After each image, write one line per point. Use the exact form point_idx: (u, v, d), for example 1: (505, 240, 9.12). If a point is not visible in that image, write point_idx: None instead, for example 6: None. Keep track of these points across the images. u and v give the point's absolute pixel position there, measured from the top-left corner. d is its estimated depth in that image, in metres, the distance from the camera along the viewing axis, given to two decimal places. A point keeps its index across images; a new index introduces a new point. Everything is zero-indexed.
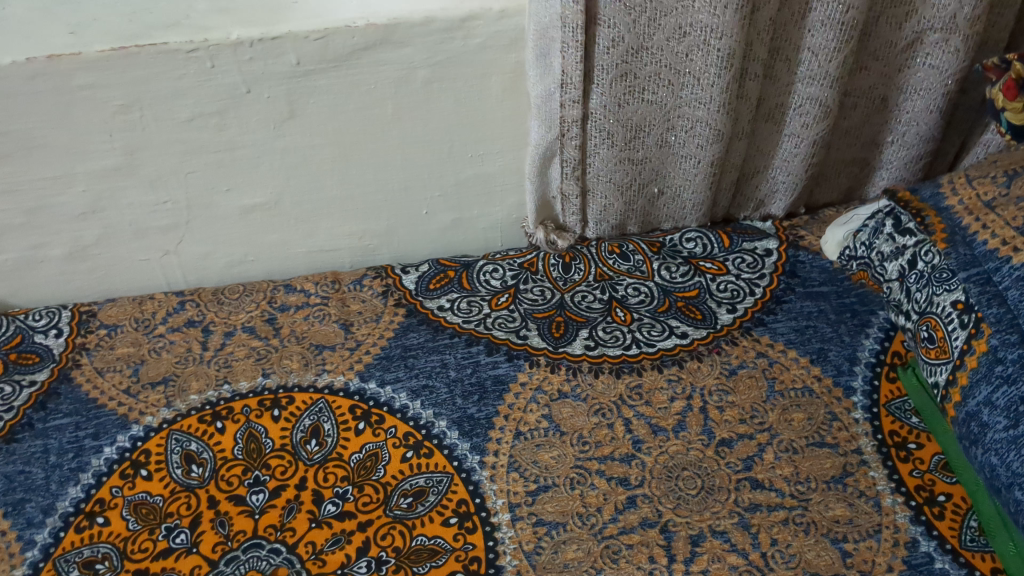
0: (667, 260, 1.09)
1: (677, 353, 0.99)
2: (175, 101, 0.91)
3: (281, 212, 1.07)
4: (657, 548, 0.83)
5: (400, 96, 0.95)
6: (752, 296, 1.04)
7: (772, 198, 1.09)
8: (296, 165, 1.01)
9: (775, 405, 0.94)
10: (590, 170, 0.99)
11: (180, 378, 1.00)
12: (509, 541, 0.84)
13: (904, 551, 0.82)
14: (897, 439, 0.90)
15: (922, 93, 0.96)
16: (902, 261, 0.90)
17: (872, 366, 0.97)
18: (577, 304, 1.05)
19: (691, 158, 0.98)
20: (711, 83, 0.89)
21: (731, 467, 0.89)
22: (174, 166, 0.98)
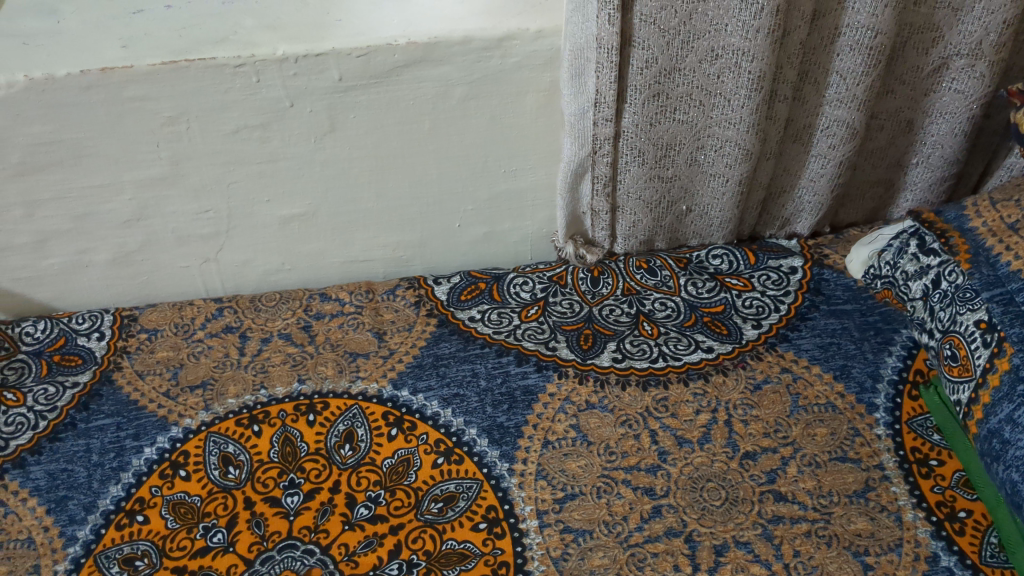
0: (693, 276, 1.11)
1: (703, 367, 1.01)
2: (221, 114, 0.94)
3: (318, 223, 1.10)
4: (682, 556, 0.85)
5: (437, 112, 0.98)
6: (776, 312, 1.06)
7: (797, 217, 1.12)
8: (334, 177, 1.04)
9: (798, 420, 0.96)
10: (621, 187, 1.01)
11: (219, 382, 1.03)
12: (537, 547, 0.86)
13: (925, 565, 0.83)
14: (919, 455, 0.92)
15: (947, 117, 0.98)
16: (926, 280, 0.92)
17: (895, 383, 0.98)
18: (604, 318, 1.07)
19: (720, 177, 1.01)
20: (741, 104, 0.91)
21: (755, 479, 0.91)
22: (217, 177, 1.01)
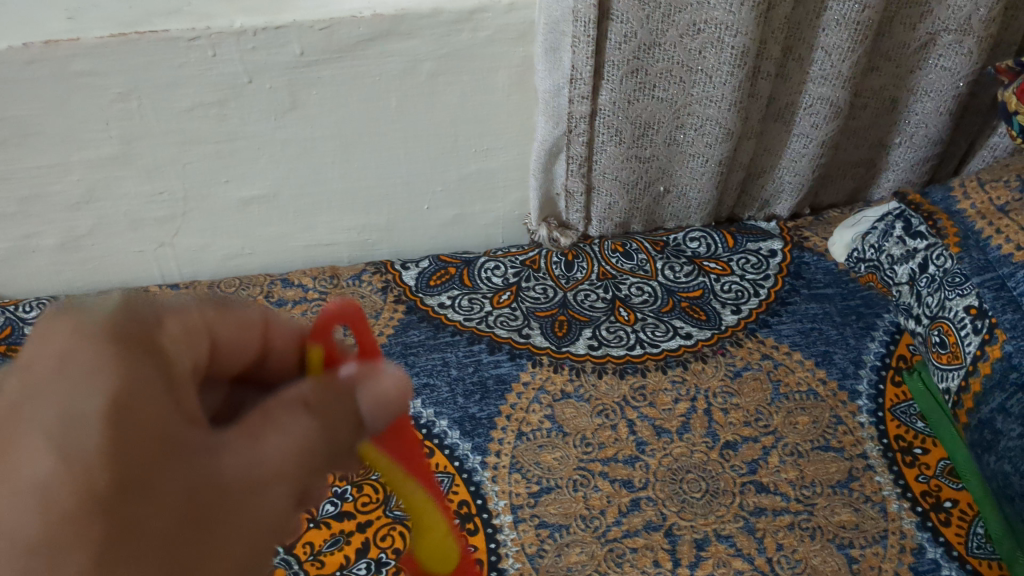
0: (670, 259, 1.08)
1: (682, 355, 0.98)
2: (175, 90, 0.88)
3: (280, 205, 1.05)
4: (662, 551, 0.82)
5: (404, 89, 0.93)
6: (756, 297, 1.03)
7: (777, 198, 1.08)
8: (296, 156, 0.99)
9: (780, 408, 0.93)
10: (597, 167, 0.97)
11: None
12: (511, 544, 0.83)
13: (911, 558, 0.81)
14: (903, 444, 0.90)
15: (933, 96, 0.95)
16: (913, 264, 0.89)
17: (877, 369, 0.96)
18: (579, 303, 1.03)
19: (700, 156, 0.97)
20: (723, 81, 0.88)
21: (736, 470, 0.88)
22: (172, 156, 0.96)
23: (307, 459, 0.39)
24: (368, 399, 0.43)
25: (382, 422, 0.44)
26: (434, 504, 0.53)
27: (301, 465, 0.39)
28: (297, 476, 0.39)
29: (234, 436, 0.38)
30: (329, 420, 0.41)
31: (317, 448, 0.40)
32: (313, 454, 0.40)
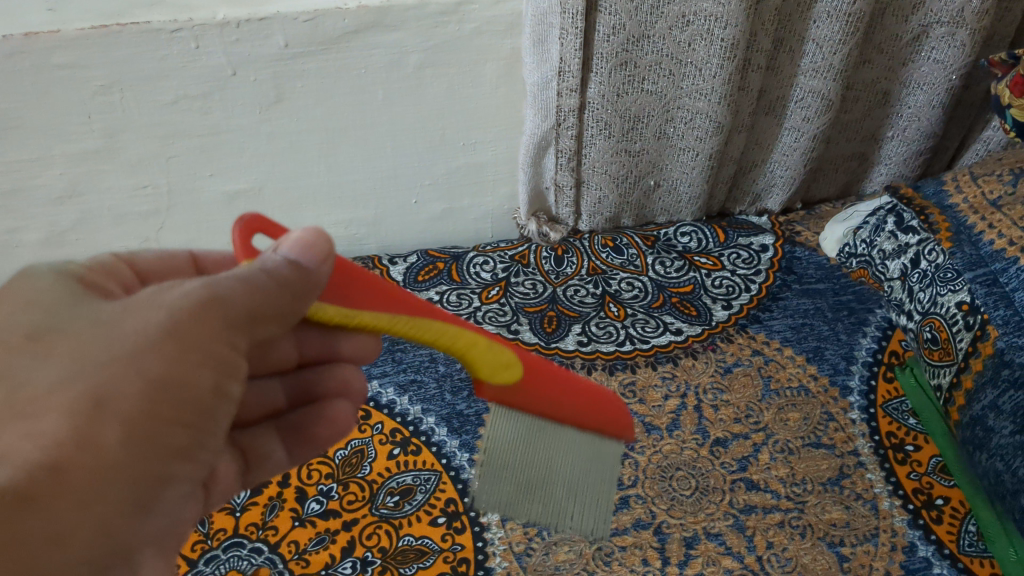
0: (661, 254, 1.07)
1: (672, 350, 0.97)
2: (158, 82, 0.87)
3: (266, 200, 1.03)
4: (651, 550, 0.81)
5: (391, 81, 0.92)
6: (747, 292, 1.02)
7: (769, 192, 1.07)
8: (282, 150, 0.97)
9: (770, 404, 0.92)
10: (586, 161, 0.96)
11: None
12: (499, 543, 0.83)
13: (902, 556, 0.80)
14: (895, 440, 0.89)
15: (925, 89, 0.93)
16: (904, 259, 0.88)
17: (869, 365, 0.95)
18: (569, 299, 1.02)
19: (690, 150, 0.96)
20: (713, 74, 0.86)
21: (726, 467, 0.87)
22: (156, 150, 0.94)
23: (235, 308, 0.46)
24: (284, 245, 0.47)
25: (316, 258, 0.47)
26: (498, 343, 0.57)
27: (225, 296, 0.45)
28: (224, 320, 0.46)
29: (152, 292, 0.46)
30: (255, 262, 0.47)
31: (252, 286, 0.46)
32: (235, 286, 0.46)
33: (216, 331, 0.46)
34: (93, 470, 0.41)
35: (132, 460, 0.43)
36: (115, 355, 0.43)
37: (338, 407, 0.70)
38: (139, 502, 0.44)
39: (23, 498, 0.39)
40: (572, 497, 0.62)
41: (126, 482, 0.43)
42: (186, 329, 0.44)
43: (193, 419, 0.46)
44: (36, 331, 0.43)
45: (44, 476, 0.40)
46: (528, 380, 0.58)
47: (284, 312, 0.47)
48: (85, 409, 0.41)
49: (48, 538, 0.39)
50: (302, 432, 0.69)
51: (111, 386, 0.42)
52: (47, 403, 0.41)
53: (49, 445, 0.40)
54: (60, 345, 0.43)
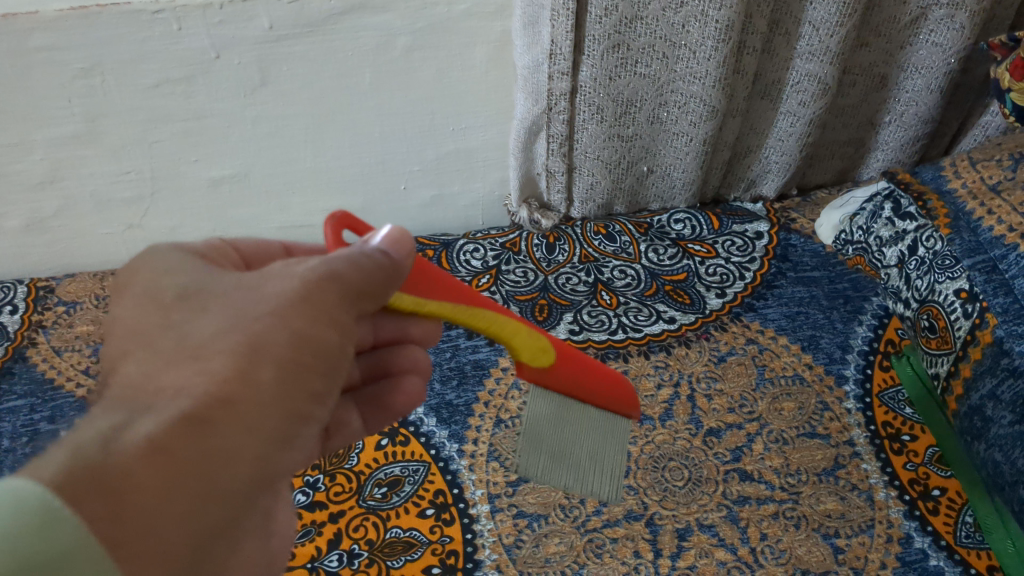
0: (654, 241, 1.05)
1: (665, 339, 0.95)
2: (140, 65, 0.85)
3: (251, 185, 1.01)
4: (642, 541, 0.80)
5: (378, 65, 0.90)
6: (741, 280, 1.00)
7: (763, 178, 1.05)
8: (268, 135, 0.96)
9: (764, 393, 0.91)
10: (578, 147, 0.94)
11: None
12: (488, 534, 0.81)
13: (898, 547, 0.79)
14: (891, 430, 0.88)
15: (923, 72, 0.92)
16: (902, 246, 0.86)
17: (865, 354, 0.94)
18: (561, 287, 1.00)
19: (684, 135, 0.94)
20: (707, 57, 0.84)
21: (720, 458, 0.86)
22: (138, 135, 0.92)
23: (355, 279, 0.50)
24: (382, 241, 0.52)
25: (401, 252, 0.52)
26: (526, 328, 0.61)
27: (339, 272, 0.49)
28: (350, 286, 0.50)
29: (279, 267, 0.51)
30: (355, 253, 0.50)
31: (361, 267, 0.50)
32: (348, 266, 0.50)
33: (333, 302, 0.50)
34: (253, 403, 0.46)
35: (281, 400, 0.48)
36: (262, 311, 0.48)
37: (410, 381, 0.72)
38: (285, 438, 0.49)
39: (203, 424, 0.43)
40: (598, 467, 0.65)
41: (275, 418, 0.48)
42: (318, 294, 0.49)
43: (325, 370, 0.51)
44: (185, 293, 0.50)
45: (219, 405, 0.44)
46: (560, 363, 0.64)
47: (377, 294, 0.51)
48: (244, 353, 0.46)
49: (224, 459, 0.44)
50: (377, 401, 0.72)
51: (263, 335, 0.47)
52: (211, 349, 0.46)
53: (217, 381, 0.45)
54: (211, 305, 0.49)
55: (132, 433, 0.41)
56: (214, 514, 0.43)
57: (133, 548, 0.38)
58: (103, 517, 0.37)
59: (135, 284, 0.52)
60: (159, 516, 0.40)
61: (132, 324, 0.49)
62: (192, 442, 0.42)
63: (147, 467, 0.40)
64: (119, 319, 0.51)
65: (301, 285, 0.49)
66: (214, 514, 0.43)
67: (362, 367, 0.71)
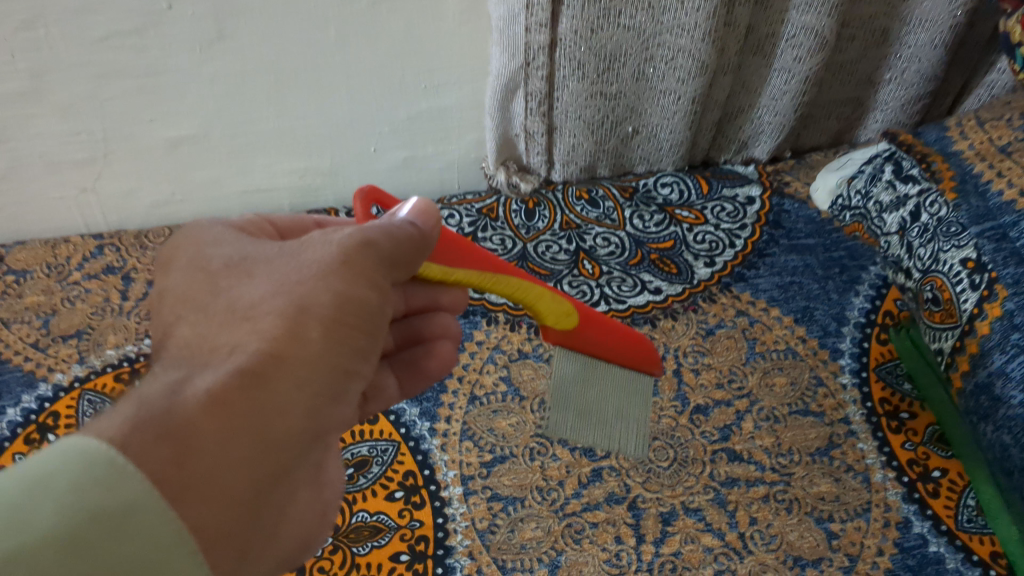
0: (640, 207, 0.99)
1: (650, 312, 0.90)
2: (86, 16, 0.76)
3: (211, 146, 0.93)
4: (624, 527, 0.76)
5: (346, 16, 0.81)
6: (732, 248, 0.95)
7: (756, 140, 0.99)
8: (229, 93, 0.87)
9: (755, 368, 0.86)
10: (558, 105, 0.88)
11: (96, 331, 0.90)
12: (461, 518, 0.77)
13: (895, 532, 0.75)
14: (888, 408, 0.83)
15: (927, 26, 0.86)
16: (903, 212, 0.81)
17: (861, 327, 0.88)
18: (540, 255, 0.95)
19: (671, 93, 0.88)
20: (696, 7, 0.78)
21: (707, 437, 0.81)
22: (89, 92, 0.84)
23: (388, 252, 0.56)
24: (409, 215, 0.58)
25: (426, 226, 0.58)
26: (551, 293, 0.67)
27: (376, 239, 0.55)
28: (385, 254, 0.56)
29: (319, 234, 0.57)
30: (388, 225, 0.57)
31: (394, 235, 0.56)
32: (383, 235, 0.56)
33: (370, 266, 0.56)
34: (301, 361, 0.52)
35: (327, 358, 0.54)
36: (304, 276, 0.54)
37: (442, 346, 0.73)
38: (331, 393, 0.54)
39: (253, 380, 0.49)
40: (625, 424, 0.74)
41: (323, 371, 0.53)
42: (356, 258, 0.55)
43: (368, 328, 0.57)
44: (233, 262, 0.55)
45: (266, 364, 0.50)
46: (586, 325, 0.70)
47: (403, 262, 0.58)
48: (290, 313, 0.52)
49: (270, 412, 0.49)
50: (412, 366, 0.73)
51: (308, 297, 0.53)
52: (261, 310, 0.52)
53: (268, 339, 0.51)
54: (256, 272, 0.55)
55: (190, 391, 0.46)
56: (263, 463, 0.48)
57: (193, 491, 0.43)
58: (161, 465, 0.41)
59: (184, 259, 0.56)
60: (213, 463, 0.44)
61: (185, 292, 0.54)
62: (247, 394, 0.48)
63: (196, 423, 0.44)
64: (170, 291, 0.55)
65: (340, 250, 0.55)
66: (262, 463, 0.48)
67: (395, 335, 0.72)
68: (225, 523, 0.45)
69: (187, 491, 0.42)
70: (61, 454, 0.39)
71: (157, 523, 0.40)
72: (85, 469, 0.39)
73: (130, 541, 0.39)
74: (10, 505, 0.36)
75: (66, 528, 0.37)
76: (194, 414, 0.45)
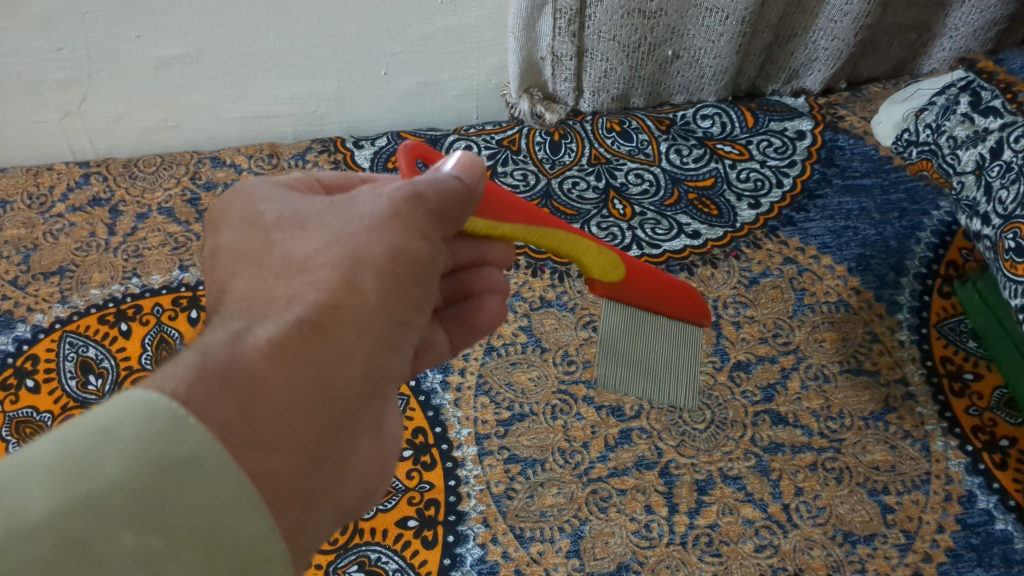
0: (677, 140, 0.90)
1: (686, 257, 0.82)
2: None
3: (205, 66, 0.83)
4: (655, 495, 0.69)
5: None
6: (779, 188, 0.86)
7: (808, 68, 0.89)
8: (223, 6, 0.77)
9: (803, 322, 0.78)
10: (590, 25, 0.79)
11: (80, 269, 0.83)
12: (474, 482, 0.70)
13: (958, 508, 0.67)
14: (951, 368, 0.75)
15: None
16: (982, 149, 0.72)
17: (922, 278, 0.80)
18: (566, 193, 0.87)
19: (718, 11, 0.78)
20: None
21: (748, 397, 0.73)
22: (67, 4, 0.74)
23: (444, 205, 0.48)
24: (456, 165, 0.48)
25: (475, 178, 0.49)
26: (597, 248, 0.59)
27: (422, 193, 0.46)
28: (443, 205, 0.47)
29: (367, 187, 0.49)
30: (436, 177, 0.47)
31: (443, 190, 0.47)
32: (430, 188, 0.47)
33: (419, 222, 0.47)
34: (367, 305, 0.45)
35: (393, 302, 0.47)
36: (357, 228, 0.46)
37: (492, 301, 0.64)
38: (397, 342, 0.48)
39: (318, 327, 0.43)
40: (675, 381, 0.67)
41: (390, 318, 0.47)
42: (406, 213, 0.47)
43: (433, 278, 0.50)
44: (285, 215, 0.48)
45: (330, 309, 0.44)
46: (632, 280, 0.63)
47: (458, 216, 0.49)
48: (346, 265, 0.45)
49: (336, 359, 0.43)
50: (461, 320, 0.64)
51: (362, 249, 0.45)
52: (316, 262, 0.45)
53: (325, 289, 0.44)
54: (310, 224, 0.47)
55: (252, 338, 0.41)
56: (329, 414, 0.43)
57: (256, 442, 0.38)
58: (219, 421, 0.37)
59: (231, 215, 0.50)
60: (276, 416, 0.40)
61: (235, 250, 0.48)
62: (312, 340, 0.43)
63: (254, 374, 0.40)
64: (220, 248, 0.49)
65: (389, 203, 0.46)
66: (329, 413, 0.43)
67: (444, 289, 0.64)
68: (293, 479, 0.40)
69: (249, 449, 0.38)
70: (124, 404, 0.35)
71: (223, 480, 0.36)
72: (147, 420, 0.35)
73: (194, 490, 0.35)
74: (72, 455, 0.33)
75: (129, 477, 0.33)
76: (251, 365, 0.40)
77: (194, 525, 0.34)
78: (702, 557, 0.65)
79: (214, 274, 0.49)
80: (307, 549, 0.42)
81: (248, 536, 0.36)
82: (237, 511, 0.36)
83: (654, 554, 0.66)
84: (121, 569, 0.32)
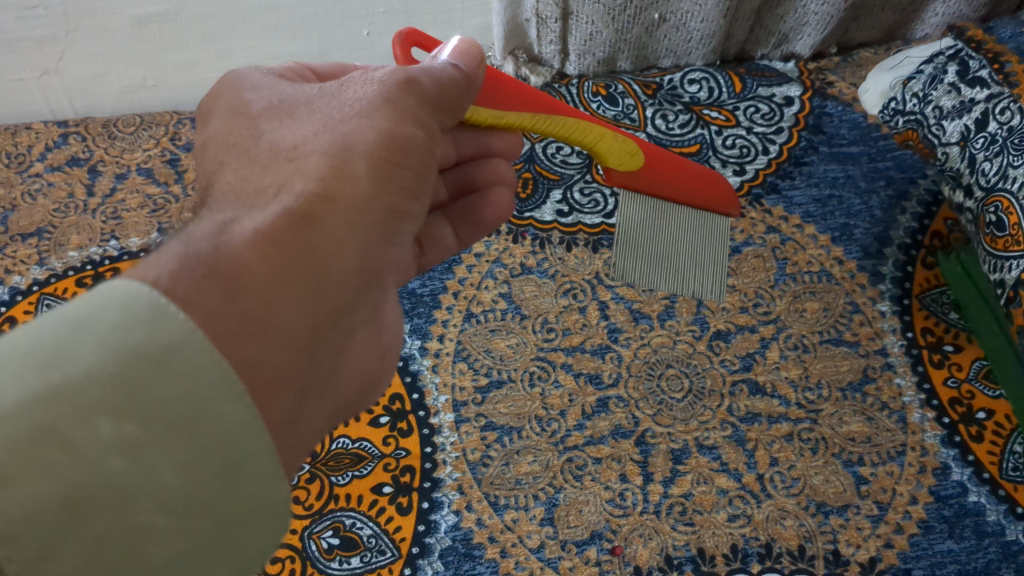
0: (663, 105, 0.89)
1: None
2: None
3: (183, 25, 0.81)
4: (631, 464, 0.69)
5: None
6: (765, 155, 0.85)
7: (798, 32, 0.87)
8: None
9: (784, 292, 0.77)
10: None
11: (58, 230, 0.82)
12: (451, 449, 0.70)
13: (932, 480, 0.68)
14: (931, 340, 0.74)
15: None
16: (967, 120, 0.71)
17: (906, 249, 0.79)
18: (549, 157, 0.86)
19: None
20: None
21: (727, 366, 0.73)
22: None
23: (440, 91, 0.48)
24: (453, 53, 0.49)
25: (473, 64, 0.49)
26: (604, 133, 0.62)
27: (417, 80, 0.47)
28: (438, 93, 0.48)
29: (360, 74, 0.49)
30: (432, 69, 0.48)
31: (439, 79, 0.48)
32: (426, 76, 0.47)
33: (413, 108, 0.47)
34: (354, 198, 0.45)
35: (382, 193, 0.46)
36: (348, 114, 0.46)
37: (498, 193, 0.66)
38: (387, 233, 0.47)
39: (307, 218, 0.42)
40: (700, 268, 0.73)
41: (380, 210, 0.46)
42: (399, 97, 0.47)
43: (425, 166, 0.49)
44: (275, 103, 0.48)
45: (317, 201, 0.43)
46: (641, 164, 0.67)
47: (457, 101, 0.49)
48: (334, 152, 0.44)
49: (323, 252, 0.43)
50: (467, 215, 0.66)
51: (351, 135, 0.45)
52: (304, 150, 0.44)
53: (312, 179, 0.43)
54: (299, 112, 0.47)
55: (239, 229, 0.40)
56: (319, 304, 0.42)
57: (241, 330, 0.37)
58: (202, 307, 0.36)
59: (220, 104, 0.49)
60: (261, 307, 0.39)
61: (223, 139, 0.48)
62: (300, 231, 0.42)
63: (239, 263, 0.38)
64: (209, 138, 0.49)
65: (380, 87, 0.47)
66: (318, 306, 0.42)
67: (446, 184, 0.65)
68: (280, 368, 0.39)
69: (234, 337, 0.37)
70: (102, 293, 0.33)
71: (207, 367, 0.34)
72: (125, 308, 0.33)
73: (176, 380, 0.33)
74: (50, 341, 0.31)
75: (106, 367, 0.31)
76: (236, 254, 0.39)
77: (178, 412, 0.32)
78: (675, 526, 0.66)
79: (204, 164, 0.49)
80: (298, 441, 0.42)
81: (236, 423, 0.34)
82: (227, 401, 0.34)
83: (628, 522, 0.66)
84: (98, 456, 0.30)
